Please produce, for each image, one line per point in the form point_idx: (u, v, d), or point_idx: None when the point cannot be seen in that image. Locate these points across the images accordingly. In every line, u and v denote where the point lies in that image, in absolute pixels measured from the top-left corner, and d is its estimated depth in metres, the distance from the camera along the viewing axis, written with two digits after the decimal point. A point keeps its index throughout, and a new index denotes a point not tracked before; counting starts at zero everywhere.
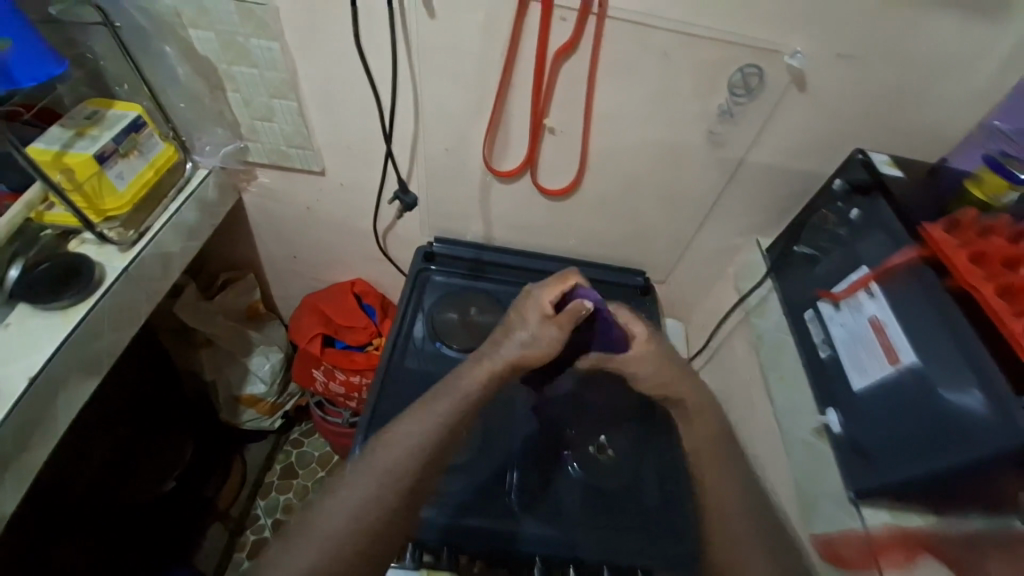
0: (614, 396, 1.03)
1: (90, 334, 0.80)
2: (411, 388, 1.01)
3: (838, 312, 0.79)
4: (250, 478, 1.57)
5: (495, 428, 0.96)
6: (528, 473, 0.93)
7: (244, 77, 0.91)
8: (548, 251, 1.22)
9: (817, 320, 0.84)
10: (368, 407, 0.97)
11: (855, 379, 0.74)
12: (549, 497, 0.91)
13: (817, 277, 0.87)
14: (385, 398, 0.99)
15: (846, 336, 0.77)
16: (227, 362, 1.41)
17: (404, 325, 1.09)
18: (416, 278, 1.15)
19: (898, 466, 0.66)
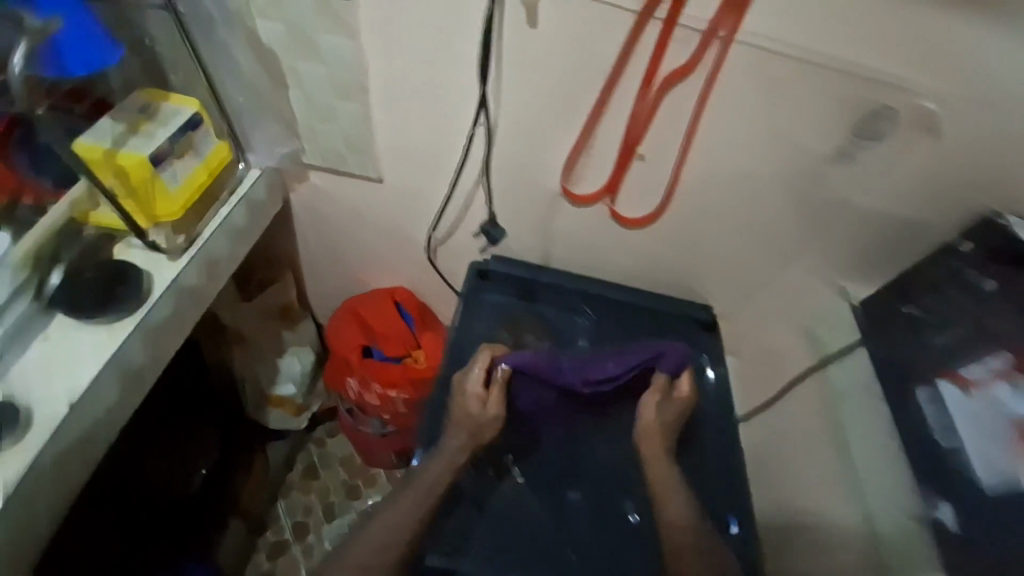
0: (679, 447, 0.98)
1: (139, 350, 0.74)
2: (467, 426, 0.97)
3: (968, 400, 0.71)
4: (272, 476, 1.53)
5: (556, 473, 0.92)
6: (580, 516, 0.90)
7: (309, 76, 0.84)
8: (608, 276, 1.14)
9: (931, 399, 0.75)
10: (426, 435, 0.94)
11: (985, 476, 0.68)
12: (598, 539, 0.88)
13: (934, 349, 0.77)
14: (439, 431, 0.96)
15: (976, 429, 0.70)
16: (258, 361, 1.36)
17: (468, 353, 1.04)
18: (468, 297, 1.09)
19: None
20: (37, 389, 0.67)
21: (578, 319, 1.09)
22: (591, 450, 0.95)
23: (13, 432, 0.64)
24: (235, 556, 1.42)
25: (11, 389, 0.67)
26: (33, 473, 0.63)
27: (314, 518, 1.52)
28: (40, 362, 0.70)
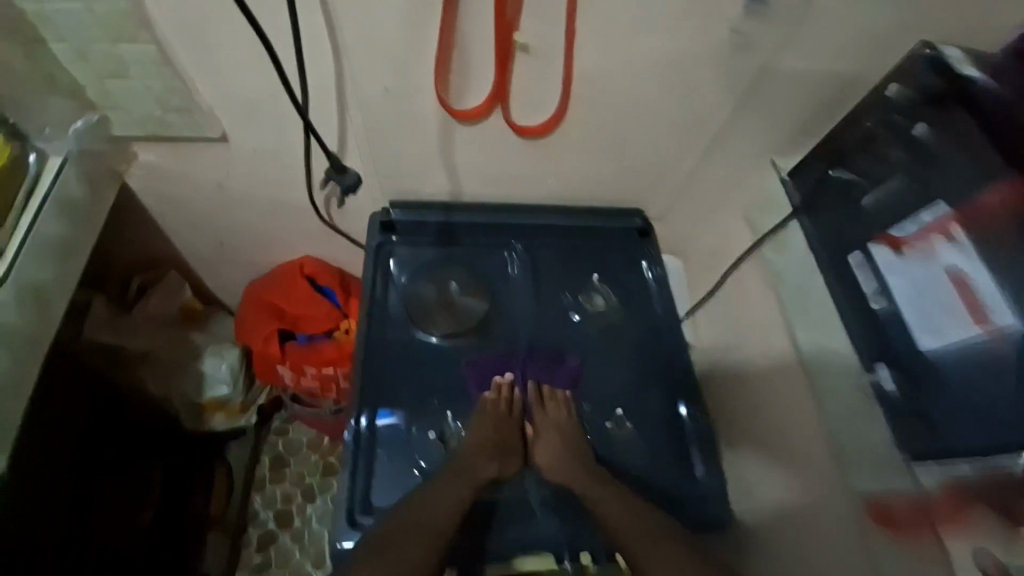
0: (621, 378, 0.96)
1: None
2: (396, 377, 0.90)
3: (901, 261, 0.72)
4: (237, 480, 1.44)
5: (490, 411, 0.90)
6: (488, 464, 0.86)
7: (63, 19, 0.68)
8: (530, 201, 1.04)
9: (867, 266, 0.76)
10: (366, 402, 0.88)
11: (925, 338, 0.68)
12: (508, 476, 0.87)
13: (863, 214, 0.78)
14: (365, 390, 0.89)
15: (911, 290, 0.70)
16: (173, 371, 1.22)
17: (374, 321, 0.94)
18: (377, 257, 0.97)
19: (976, 428, 0.61)
20: None
21: (503, 257, 1.00)
22: (536, 414, 0.92)
23: None
24: (222, 561, 1.35)
25: None
26: None
27: (295, 504, 1.45)
28: None
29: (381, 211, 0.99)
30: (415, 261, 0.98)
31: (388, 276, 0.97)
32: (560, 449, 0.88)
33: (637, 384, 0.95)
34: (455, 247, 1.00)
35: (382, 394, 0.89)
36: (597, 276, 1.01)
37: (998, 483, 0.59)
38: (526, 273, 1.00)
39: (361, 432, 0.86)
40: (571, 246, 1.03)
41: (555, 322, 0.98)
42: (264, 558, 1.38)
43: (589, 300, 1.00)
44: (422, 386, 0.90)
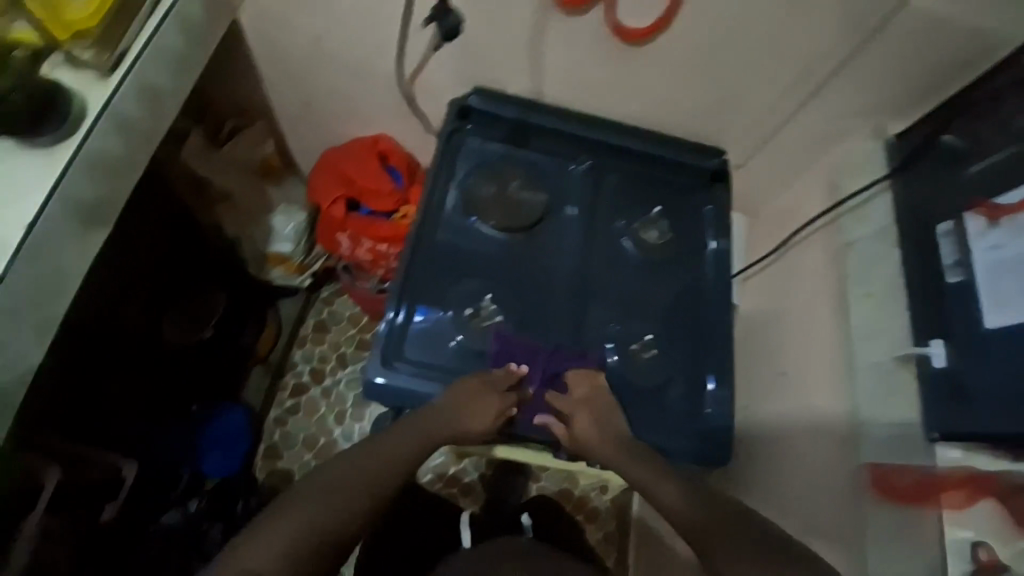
0: (656, 312, 0.95)
1: (89, 204, 0.71)
2: (443, 259, 0.94)
3: (989, 233, 0.70)
4: (285, 331, 1.60)
5: (527, 300, 0.94)
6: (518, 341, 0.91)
7: None
8: (607, 117, 1.02)
9: (953, 235, 0.74)
10: (405, 294, 0.91)
11: (986, 315, 0.69)
12: (540, 356, 0.90)
13: (965, 184, 0.75)
14: (414, 268, 0.92)
15: (991, 265, 0.69)
16: (248, 218, 1.34)
17: (429, 214, 0.95)
18: (447, 141, 0.99)
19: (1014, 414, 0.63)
20: None
21: (568, 167, 1.00)
22: (565, 328, 0.93)
23: None
24: (261, 394, 1.54)
25: None
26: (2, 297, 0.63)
27: (329, 365, 1.60)
28: None
29: (459, 98, 1.00)
30: (483, 155, 1.00)
31: (453, 167, 0.98)
32: (588, 440, 0.81)
33: (670, 317, 0.95)
34: (524, 153, 1.00)
35: (423, 289, 0.92)
36: (658, 209, 0.99)
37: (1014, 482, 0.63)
38: (585, 198, 0.99)
39: (396, 325, 0.89)
40: (640, 172, 1.01)
41: (605, 246, 0.98)
42: (294, 403, 1.56)
43: (644, 230, 0.99)
44: (465, 271, 0.94)
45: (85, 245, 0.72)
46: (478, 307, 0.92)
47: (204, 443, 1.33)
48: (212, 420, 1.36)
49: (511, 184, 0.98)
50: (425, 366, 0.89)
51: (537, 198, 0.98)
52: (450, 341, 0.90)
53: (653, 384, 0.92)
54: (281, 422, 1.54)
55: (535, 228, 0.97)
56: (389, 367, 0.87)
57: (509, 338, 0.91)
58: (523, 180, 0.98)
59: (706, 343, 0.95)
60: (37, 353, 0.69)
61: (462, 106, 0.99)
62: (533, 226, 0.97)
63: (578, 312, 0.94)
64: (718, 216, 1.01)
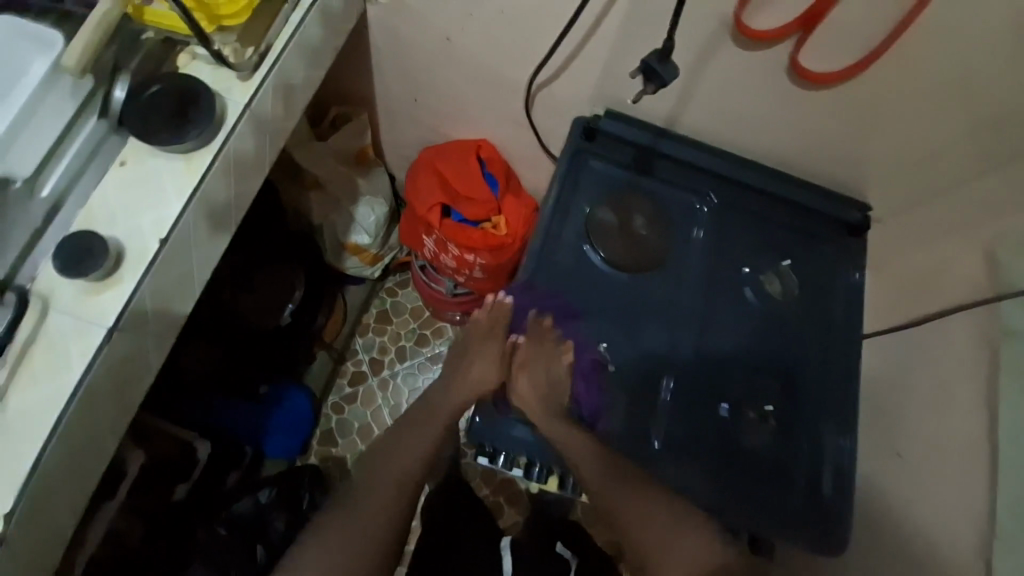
0: (772, 373, 0.89)
1: (215, 210, 0.68)
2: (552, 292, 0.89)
3: None
4: (350, 318, 1.57)
5: (638, 346, 0.89)
6: (631, 393, 0.87)
7: None
8: (743, 154, 0.95)
9: None
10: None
11: None
12: (656, 417, 0.86)
13: None
14: None
15: None
16: (333, 206, 1.30)
17: (544, 243, 0.90)
18: (570, 161, 0.92)
19: None
20: (121, 223, 0.62)
21: (695, 205, 0.92)
22: (676, 382, 0.87)
23: (101, 267, 0.58)
24: (321, 379, 1.53)
25: (94, 218, 0.62)
26: (135, 309, 0.60)
27: (387, 358, 1.59)
28: (120, 188, 0.63)
29: (588, 117, 0.93)
30: (605, 183, 0.93)
31: (572, 194, 0.92)
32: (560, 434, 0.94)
33: (785, 383, 0.89)
34: (650, 186, 0.92)
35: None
36: (788, 262, 0.91)
37: None
38: (711, 242, 0.92)
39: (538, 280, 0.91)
40: (772, 219, 0.93)
41: (726, 296, 0.91)
42: (353, 391, 1.57)
43: (769, 282, 0.91)
44: (578, 304, 0.90)
45: (209, 250, 0.69)
46: (598, 353, 0.89)
47: (271, 427, 1.37)
48: (277, 404, 1.38)
49: (633, 219, 0.91)
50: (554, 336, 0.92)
51: (659, 236, 0.91)
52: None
53: (763, 452, 0.86)
54: (338, 409, 1.54)
55: (652, 268, 0.91)
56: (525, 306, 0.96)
57: (621, 387, 0.87)
58: (645, 216, 0.91)
59: (823, 414, 0.88)
60: (157, 362, 0.67)
61: (589, 128, 0.92)
62: (648, 266, 0.91)
63: (692, 367, 0.88)
64: (852, 277, 0.92)
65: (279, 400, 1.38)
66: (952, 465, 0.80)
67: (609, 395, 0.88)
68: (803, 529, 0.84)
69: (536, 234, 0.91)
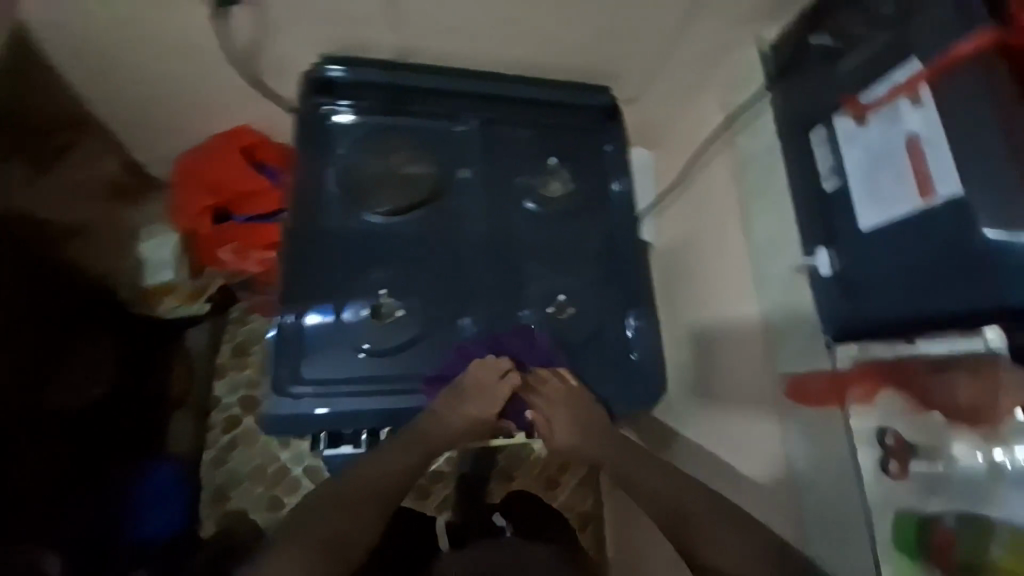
0: (574, 265, 0.93)
1: None
2: (331, 260, 0.85)
3: (863, 130, 0.69)
4: (198, 365, 1.37)
5: (432, 279, 0.87)
6: (433, 328, 0.86)
7: None
8: (484, 70, 0.94)
9: (829, 141, 0.74)
10: (294, 306, 0.83)
11: (865, 217, 0.69)
12: (469, 346, 0.86)
13: (839, 80, 0.73)
14: (296, 275, 0.84)
15: (865, 161, 0.69)
16: (116, 249, 1.18)
17: (307, 210, 0.86)
18: (309, 123, 0.88)
19: (901, 309, 0.65)
20: None
21: (451, 129, 0.93)
22: (478, 305, 0.87)
23: None
24: (187, 441, 1.32)
25: None
26: None
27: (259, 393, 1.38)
28: None
29: (313, 69, 0.89)
30: (351, 136, 0.90)
31: (322, 156, 0.88)
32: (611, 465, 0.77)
33: (584, 273, 0.93)
34: (400, 124, 0.92)
35: (313, 299, 0.83)
36: (553, 158, 0.96)
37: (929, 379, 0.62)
38: (479, 161, 0.92)
39: (288, 342, 0.81)
40: (527, 122, 0.96)
41: (509, 210, 0.93)
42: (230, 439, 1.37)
43: (545, 184, 0.95)
44: (356, 259, 0.86)
45: None
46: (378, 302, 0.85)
47: (139, 506, 1.18)
48: (138, 481, 1.19)
49: (391, 162, 0.89)
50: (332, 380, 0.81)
51: (425, 168, 0.90)
52: (353, 352, 0.82)
53: (580, 339, 0.90)
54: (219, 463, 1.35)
55: (428, 205, 0.89)
56: (289, 390, 0.80)
57: (418, 331, 0.85)
58: (403, 157, 0.90)
59: (622, 286, 0.94)
60: None
61: (318, 83, 0.89)
62: (423, 205, 0.89)
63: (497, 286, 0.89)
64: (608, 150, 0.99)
65: (140, 475, 1.21)
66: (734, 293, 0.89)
67: (403, 347, 0.84)
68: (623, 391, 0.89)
69: (295, 205, 0.86)
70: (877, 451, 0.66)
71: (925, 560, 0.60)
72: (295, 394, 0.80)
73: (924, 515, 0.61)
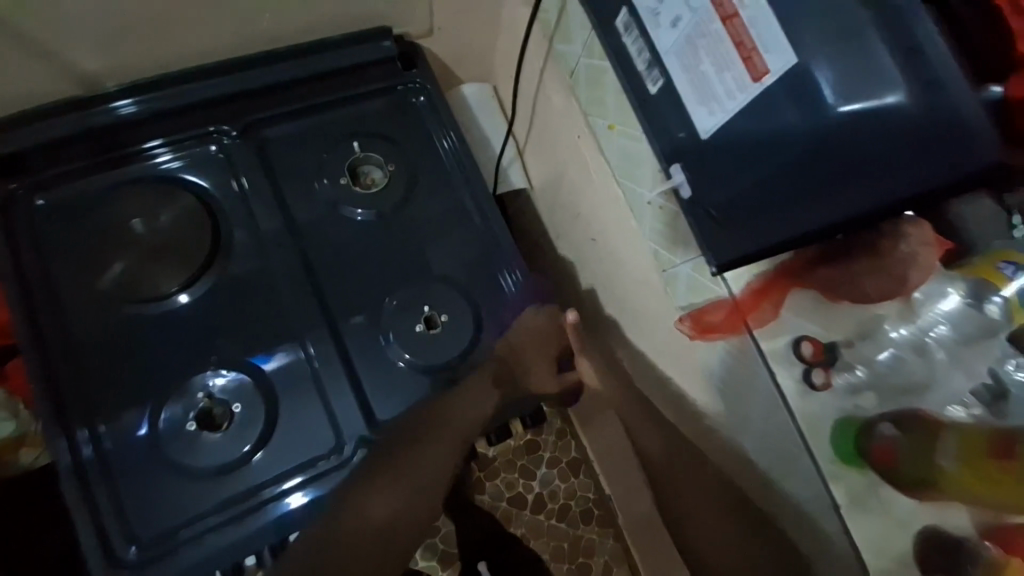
0: (430, 260, 0.76)
1: None
2: (108, 370, 0.66)
3: (664, 5, 0.52)
4: None
5: (254, 345, 0.69)
6: (280, 411, 0.68)
7: None
8: (219, 59, 0.76)
9: (635, 27, 0.56)
10: (85, 434, 0.64)
11: (702, 119, 0.51)
12: (330, 412, 0.69)
13: None
14: (70, 402, 0.65)
15: (679, 45, 0.52)
16: None
17: (57, 322, 0.66)
18: (10, 217, 0.68)
19: (753, 235, 0.49)
20: None
21: (205, 152, 0.73)
22: (326, 359, 0.70)
23: None
24: None
25: None
26: None
27: None
28: None
29: None
30: (77, 209, 0.69)
31: (41, 246, 0.68)
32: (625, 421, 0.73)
33: (441, 266, 0.76)
34: (134, 171, 0.71)
35: (107, 418, 0.65)
36: (355, 142, 0.76)
37: (806, 259, 0.57)
38: (256, 178, 0.73)
39: (103, 465, 0.64)
40: (301, 107, 0.76)
41: (322, 225, 0.74)
42: None
43: (353, 176, 0.77)
44: (138, 363, 0.67)
45: None
46: (204, 408, 0.66)
47: None
48: None
49: (136, 223, 0.69)
50: (186, 510, 0.64)
51: (184, 214, 0.70)
52: (183, 477, 0.65)
53: (457, 359, 0.73)
54: None
55: (213, 259, 0.70)
56: (129, 546, 0.63)
57: (262, 425, 0.67)
58: (150, 213, 0.70)
59: (484, 259, 0.77)
60: None
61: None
62: (214, 260, 0.70)
63: (339, 326, 0.72)
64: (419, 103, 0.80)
65: None
66: (619, 225, 0.75)
67: (259, 444, 0.67)
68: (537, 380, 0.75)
69: (30, 323, 0.66)
70: (799, 368, 0.57)
71: (867, 466, 0.54)
72: (130, 560, 0.62)
73: (864, 420, 0.55)
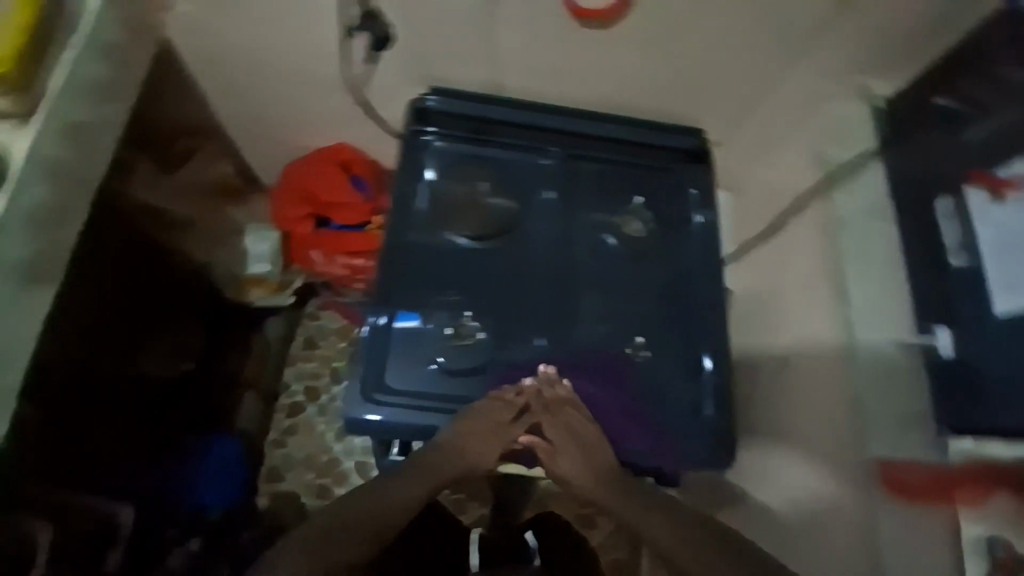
0: (648, 309, 0.90)
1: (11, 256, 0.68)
2: (413, 272, 0.87)
3: (997, 208, 0.69)
4: (273, 353, 1.36)
5: (498, 304, 0.87)
6: (500, 357, 0.84)
7: None
8: (578, 103, 1.00)
9: (955, 215, 0.73)
10: (378, 306, 0.85)
11: (999, 302, 0.67)
12: (535, 378, 0.84)
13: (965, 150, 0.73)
14: (383, 276, 0.86)
15: (997, 243, 0.68)
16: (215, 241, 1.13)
17: (400, 227, 0.88)
18: (410, 148, 0.92)
19: (1008, 408, 0.65)
20: None
21: (538, 160, 0.94)
22: (548, 343, 0.86)
23: None
24: (256, 422, 1.31)
25: None
26: None
27: (324, 381, 1.38)
28: None
29: (419, 99, 0.95)
30: (449, 162, 0.93)
31: (418, 174, 0.91)
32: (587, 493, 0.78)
33: (656, 314, 0.90)
34: (495, 151, 0.94)
35: (394, 303, 0.85)
36: (637, 197, 0.94)
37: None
38: (561, 192, 0.93)
39: (378, 332, 0.84)
40: (615, 158, 0.95)
41: (584, 249, 0.91)
42: (293, 423, 1.35)
43: (623, 221, 0.93)
44: (434, 276, 0.87)
45: (23, 302, 0.70)
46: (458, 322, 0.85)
47: (200, 476, 1.17)
48: (201, 454, 1.17)
49: (480, 188, 0.91)
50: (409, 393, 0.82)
51: (508, 195, 0.92)
52: (430, 363, 0.83)
53: (647, 391, 0.85)
54: (275, 477, 1.30)
55: (505, 235, 0.90)
56: (373, 400, 0.80)
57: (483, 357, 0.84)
58: (492, 186, 0.92)
59: (698, 330, 0.89)
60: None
61: (421, 111, 0.94)
62: (510, 236, 0.90)
63: (568, 321, 0.87)
64: (689, 194, 0.96)
65: (203, 450, 1.18)
66: (825, 361, 0.82)
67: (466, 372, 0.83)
68: (610, 425, 0.83)
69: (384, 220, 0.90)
70: (981, 558, 0.64)
71: None
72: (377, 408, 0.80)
73: None
